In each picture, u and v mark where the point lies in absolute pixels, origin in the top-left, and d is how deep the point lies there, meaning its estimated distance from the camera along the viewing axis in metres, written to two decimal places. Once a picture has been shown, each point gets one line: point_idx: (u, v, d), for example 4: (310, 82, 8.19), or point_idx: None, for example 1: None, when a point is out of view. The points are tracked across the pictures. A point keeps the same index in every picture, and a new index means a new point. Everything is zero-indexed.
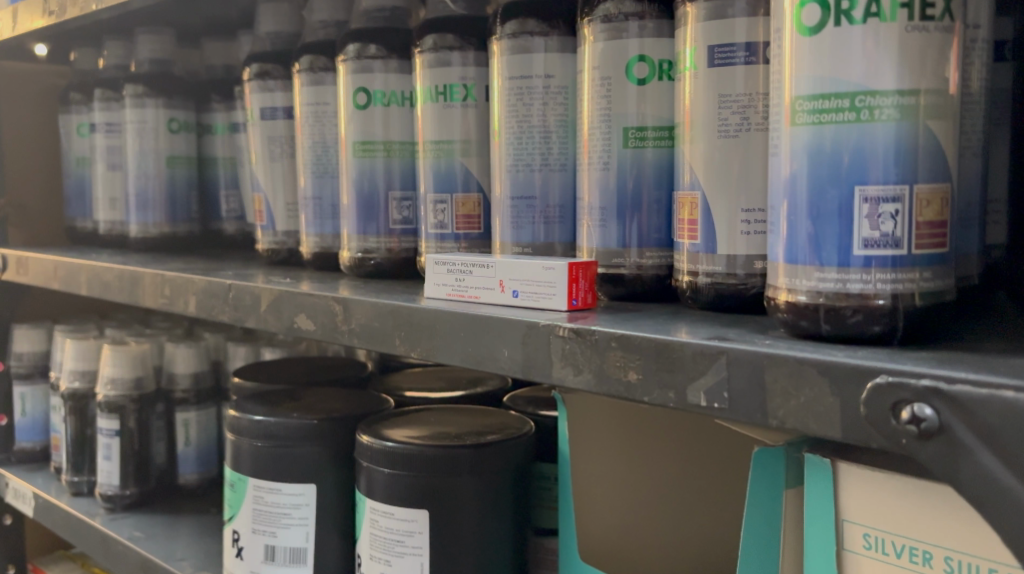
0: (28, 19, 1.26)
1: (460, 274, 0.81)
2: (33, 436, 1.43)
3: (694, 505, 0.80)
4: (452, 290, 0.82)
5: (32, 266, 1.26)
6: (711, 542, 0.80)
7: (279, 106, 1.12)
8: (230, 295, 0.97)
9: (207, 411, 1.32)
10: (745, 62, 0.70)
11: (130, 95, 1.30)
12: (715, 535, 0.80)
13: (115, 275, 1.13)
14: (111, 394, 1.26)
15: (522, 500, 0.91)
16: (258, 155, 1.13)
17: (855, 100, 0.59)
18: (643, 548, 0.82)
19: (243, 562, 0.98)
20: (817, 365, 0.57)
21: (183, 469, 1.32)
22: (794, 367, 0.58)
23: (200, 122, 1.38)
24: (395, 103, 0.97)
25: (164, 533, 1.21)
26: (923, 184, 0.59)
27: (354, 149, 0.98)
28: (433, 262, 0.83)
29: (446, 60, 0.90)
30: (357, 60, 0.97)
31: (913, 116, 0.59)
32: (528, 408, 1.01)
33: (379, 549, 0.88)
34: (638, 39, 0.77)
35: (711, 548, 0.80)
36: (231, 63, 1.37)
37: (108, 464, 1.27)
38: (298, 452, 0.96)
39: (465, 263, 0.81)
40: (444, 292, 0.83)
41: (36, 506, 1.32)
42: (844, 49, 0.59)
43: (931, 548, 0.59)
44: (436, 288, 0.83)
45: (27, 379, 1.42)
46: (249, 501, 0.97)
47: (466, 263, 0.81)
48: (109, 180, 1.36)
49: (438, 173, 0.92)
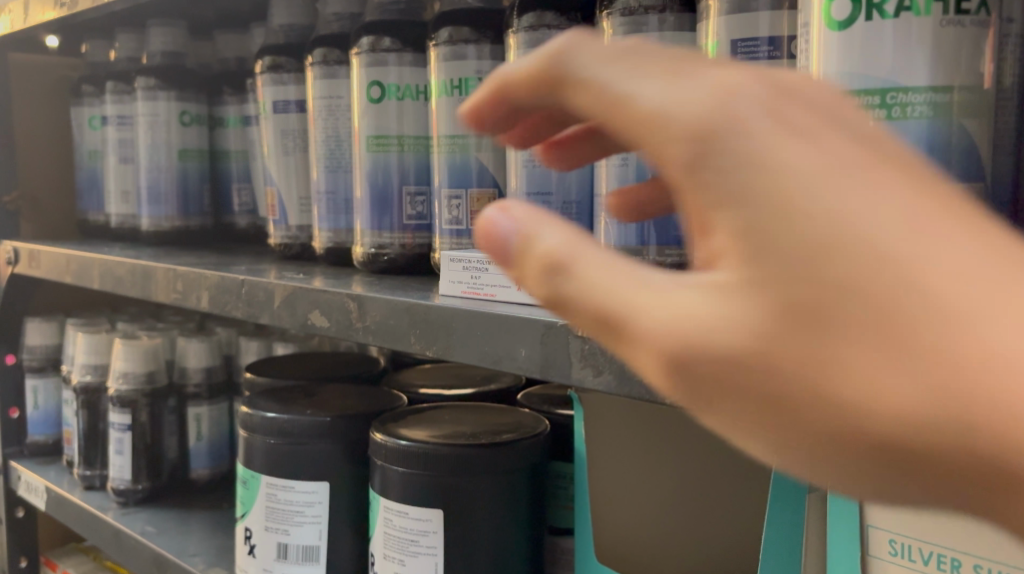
0: (39, 11, 1.25)
1: (475, 271, 0.80)
2: (45, 429, 1.42)
3: (715, 500, 0.80)
4: (467, 288, 0.81)
5: (44, 260, 1.25)
6: (733, 534, 0.79)
7: (292, 99, 1.11)
8: (244, 291, 0.96)
9: (219, 406, 1.32)
10: (769, 56, 0.70)
11: (142, 88, 1.29)
12: (731, 533, 0.79)
13: (127, 269, 1.12)
14: (122, 389, 1.25)
15: (537, 499, 0.90)
16: (270, 149, 1.12)
17: (886, 97, 0.60)
18: (657, 548, 0.82)
19: (256, 560, 0.97)
20: None
21: (195, 464, 1.32)
22: None
23: (212, 115, 1.37)
24: (410, 97, 0.96)
25: (176, 529, 1.20)
26: (955, 183, 0.61)
27: (368, 143, 0.97)
28: (448, 259, 0.82)
29: (462, 53, 0.89)
30: (371, 53, 0.95)
31: (946, 112, 0.60)
32: (544, 406, 0.99)
33: (393, 549, 0.87)
34: (658, 32, 0.76)
35: (735, 544, 0.79)
36: (244, 56, 1.36)
37: (120, 458, 1.26)
38: (310, 449, 0.95)
39: (480, 260, 0.80)
40: (458, 290, 0.81)
41: (49, 500, 1.32)
42: (875, 44, 0.60)
43: (959, 555, 0.58)
44: (450, 286, 0.82)
45: (39, 372, 1.41)
46: (262, 499, 0.96)
47: (481, 260, 0.80)
48: (121, 173, 1.35)
49: (453, 167, 0.91)
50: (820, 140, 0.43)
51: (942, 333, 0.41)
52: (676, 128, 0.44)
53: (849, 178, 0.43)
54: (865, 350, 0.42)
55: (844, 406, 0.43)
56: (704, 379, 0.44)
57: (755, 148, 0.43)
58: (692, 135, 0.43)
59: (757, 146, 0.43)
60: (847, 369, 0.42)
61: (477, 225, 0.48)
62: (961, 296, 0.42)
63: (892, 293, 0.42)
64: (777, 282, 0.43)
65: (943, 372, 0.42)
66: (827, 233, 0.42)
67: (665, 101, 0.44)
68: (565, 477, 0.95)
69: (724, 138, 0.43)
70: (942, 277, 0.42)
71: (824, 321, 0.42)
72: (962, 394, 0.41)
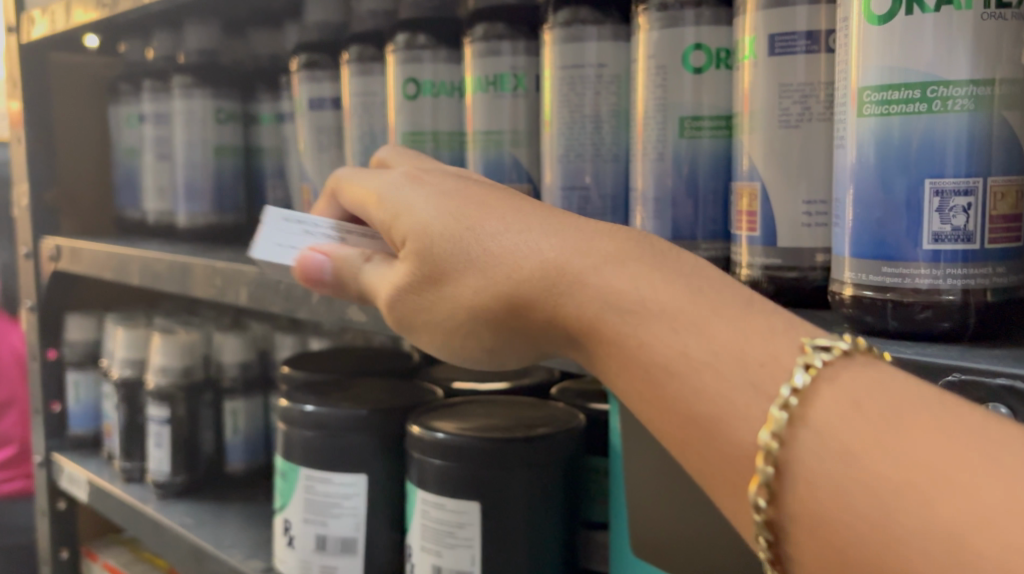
0: (78, 13, 1.27)
1: (306, 230, 0.81)
2: (85, 422, 1.45)
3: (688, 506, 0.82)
4: (292, 243, 0.81)
5: (85, 256, 1.27)
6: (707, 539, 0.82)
7: (327, 96, 1.12)
8: (281, 286, 0.97)
9: (254, 400, 1.33)
10: (806, 51, 0.70)
11: (179, 86, 1.32)
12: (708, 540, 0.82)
13: (165, 265, 1.14)
14: (161, 383, 1.27)
15: (573, 493, 0.91)
16: (306, 145, 1.13)
17: (926, 91, 0.61)
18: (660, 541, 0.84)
19: (294, 551, 0.98)
20: (695, 309, 0.60)
21: (232, 457, 1.33)
22: (676, 318, 0.60)
23: (247, 112, 1.39)
24: (445, 93, 0.97)
25: (215, 521, 1.22)
26: (997, 176, 0.61)
27: (403, 140, 0.98)
28: (274, 214, 0.83)
29: (496, 49, 0.89)
30: (406, 50, 0.96)
31: (987, 105, 0.60)
32: (577, 398, 1.00)
33: (430, 541, 0.88)
34: (694, 27, 0.77)
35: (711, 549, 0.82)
36: (278, 53, 1.37)
37: (159, 451, 1.28)
38: (346, 442, 0.96)
39: (315, 222, 0.82)
40: (278, 245, 0.81)
41: (91, 491, 1.35)
42: (916, 38, 0.60)
43: None
44: (271, 241, 0.82)
45: (80, 366, 1.43)
46: (301, 490, 0.97)
47: (316, 223, 0.82)
48: (158, 170, 1.36)
49: (488, 162, 0.92)
50: (440, 183, 0.72)
51: (503, 237, 0.66)
52: (367, 190, 0.76)
53: (461, 185, 0.71)
54: (472, 263, 0.67)
55: (491, 300, 0.67)
56: (412, 303, 0.71)
57: (408, 200, 0.72)
58: (371, 205, 0.75)
59: (398, 189, 0.73)
60: (462, 277, 0.68)
61: (300, 258, 0.78)
62: (522, 225, 0.66)
63: (469, 222, 0.68)
64: (415, 243, 0.70)
65: (508, 253, 0.66)
66: (449, 211, 0.69)
67: (370, 193, 0.75)
68: (598, 471, 0.96)
69: (382, 209, 0.73)
70: (517, 216, 0.67)
71: (437, 255, 0.68)
72: (520, 258, 0.65)
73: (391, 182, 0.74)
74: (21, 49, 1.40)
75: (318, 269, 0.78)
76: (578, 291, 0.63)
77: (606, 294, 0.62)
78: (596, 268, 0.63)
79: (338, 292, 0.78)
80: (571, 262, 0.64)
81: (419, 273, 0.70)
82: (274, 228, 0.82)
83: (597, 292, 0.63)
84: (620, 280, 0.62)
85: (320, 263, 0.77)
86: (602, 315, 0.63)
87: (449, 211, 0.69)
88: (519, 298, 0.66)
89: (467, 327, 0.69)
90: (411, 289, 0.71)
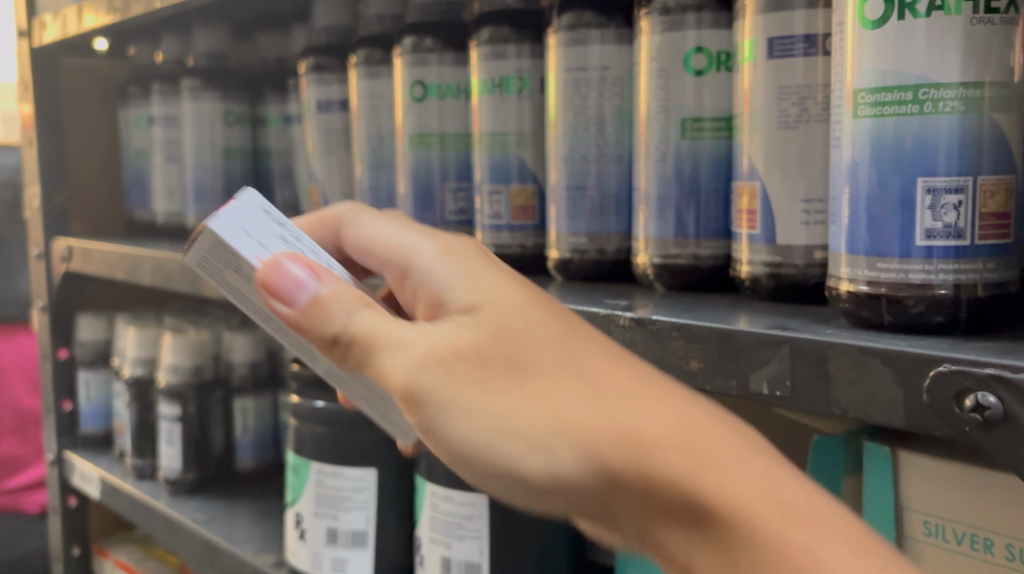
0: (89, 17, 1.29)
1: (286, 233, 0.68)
2: (97, 421, 1.47)
3: None
4: (272, 238, 0.67)
5: (97, 257, 1.29)
6: None
7: (335, 98, 1.14)
8: None
9: (263, 398, 1.35)
10: (803, 54, 0.72)
11: (188, 89, 1.34)
12: None
13: (177, 265, 1.16)
14: (172, 381, 1.29)
15: None
16: (314, 146, 1.15)
17: (918, 93, 0.63)
18: None
19: (305, 544, 1.00)
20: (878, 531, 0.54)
21: (241, 454, 1.36)
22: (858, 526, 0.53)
23: (255, 114, 1.41)
24: (451, 96, 0.99)
25: (226, 517, 1.24)
26: (987, 175, 0.63)
27: (410, 141, 1.00)
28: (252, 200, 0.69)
29: (502, 52, 0.92)
30: (413, 53, 0.98)
31: (977, 107, 0.62)
32: None
33: (440, 532, 0.90)
34: (695, 31, 0.79)
35: None
36: (285, 56, 1.39)
37: (170, 448, 1.30)
38: (356, 437, 0.98)
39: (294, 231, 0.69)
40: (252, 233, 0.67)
41: (103, 488, 1.37)
42: (908, 41, 0.62)
43: (992, 536, 0.66)
44: (245, 226, 0.67)
45: (91, 365, 1.45)
46: (312, 485, 0.99)
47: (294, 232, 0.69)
48: (167, 172, 1.38)
49: (494, 164, 0.94)
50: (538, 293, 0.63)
51: (641, 373, 0.58)
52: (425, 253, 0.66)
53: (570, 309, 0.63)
54: (590, 380, 0.57)
55: (596, 432, 0.56)
56: (460, 391, 0.59)
57: (508, 293, 0.61)
58: (422, 268, 0.65)
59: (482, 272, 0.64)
60: (561, 387, 0.57)
61: (274, 260, 0.63)
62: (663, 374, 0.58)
63: (592, 347, 0.59)
64: (513, 330, 0.59)
65: (645, 388, 0.57)
66: (570, 331, 0.59)
67: (431, 261, 0.66)
68: None
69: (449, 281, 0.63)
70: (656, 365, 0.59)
71: (539, 357, 0.58)
72: (648, 414, 0.55)
73: (466, 262, 0.65)
74: (32, 53, 1.42)
75: (294, 286, 0.63)
76: (716, 467, 0.54)
77: (765, 476, 0.54)
78: (757, 449, 0.55)
79: (309, 324, 0.63)
80: (727, 428, 0.56)
81: (500, 367, 0.58)
82: (247, 210, 0.68)
83: (751, 473, 0.54)
84: (780, 472, 0.55)
85: (300, 281, 0.63)
86: (755, 498, 0.53)
87: (574, 325, 0.60)
88: (639, 439, 0.55)
89: (542, 444, 0.57)
90: (486, 382, 0.58)
